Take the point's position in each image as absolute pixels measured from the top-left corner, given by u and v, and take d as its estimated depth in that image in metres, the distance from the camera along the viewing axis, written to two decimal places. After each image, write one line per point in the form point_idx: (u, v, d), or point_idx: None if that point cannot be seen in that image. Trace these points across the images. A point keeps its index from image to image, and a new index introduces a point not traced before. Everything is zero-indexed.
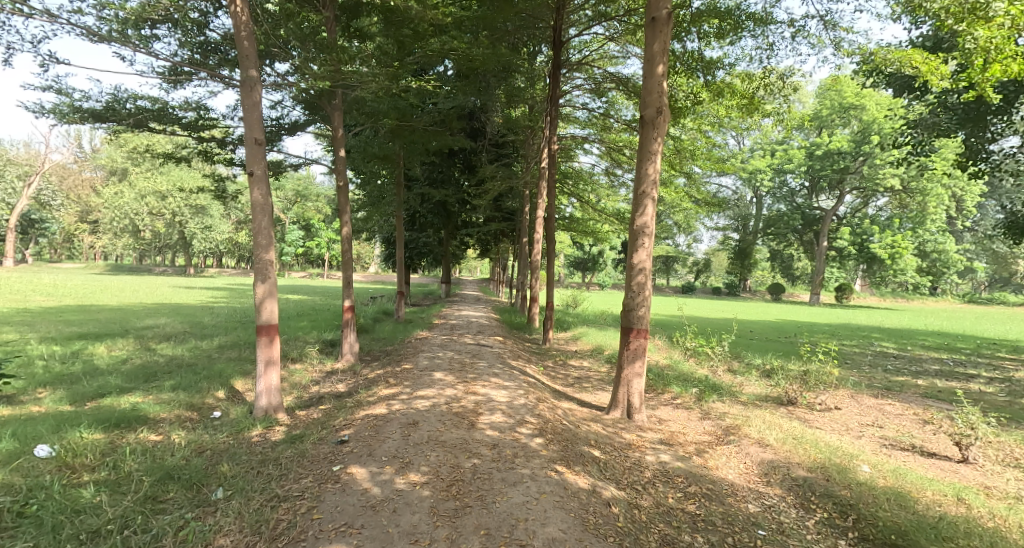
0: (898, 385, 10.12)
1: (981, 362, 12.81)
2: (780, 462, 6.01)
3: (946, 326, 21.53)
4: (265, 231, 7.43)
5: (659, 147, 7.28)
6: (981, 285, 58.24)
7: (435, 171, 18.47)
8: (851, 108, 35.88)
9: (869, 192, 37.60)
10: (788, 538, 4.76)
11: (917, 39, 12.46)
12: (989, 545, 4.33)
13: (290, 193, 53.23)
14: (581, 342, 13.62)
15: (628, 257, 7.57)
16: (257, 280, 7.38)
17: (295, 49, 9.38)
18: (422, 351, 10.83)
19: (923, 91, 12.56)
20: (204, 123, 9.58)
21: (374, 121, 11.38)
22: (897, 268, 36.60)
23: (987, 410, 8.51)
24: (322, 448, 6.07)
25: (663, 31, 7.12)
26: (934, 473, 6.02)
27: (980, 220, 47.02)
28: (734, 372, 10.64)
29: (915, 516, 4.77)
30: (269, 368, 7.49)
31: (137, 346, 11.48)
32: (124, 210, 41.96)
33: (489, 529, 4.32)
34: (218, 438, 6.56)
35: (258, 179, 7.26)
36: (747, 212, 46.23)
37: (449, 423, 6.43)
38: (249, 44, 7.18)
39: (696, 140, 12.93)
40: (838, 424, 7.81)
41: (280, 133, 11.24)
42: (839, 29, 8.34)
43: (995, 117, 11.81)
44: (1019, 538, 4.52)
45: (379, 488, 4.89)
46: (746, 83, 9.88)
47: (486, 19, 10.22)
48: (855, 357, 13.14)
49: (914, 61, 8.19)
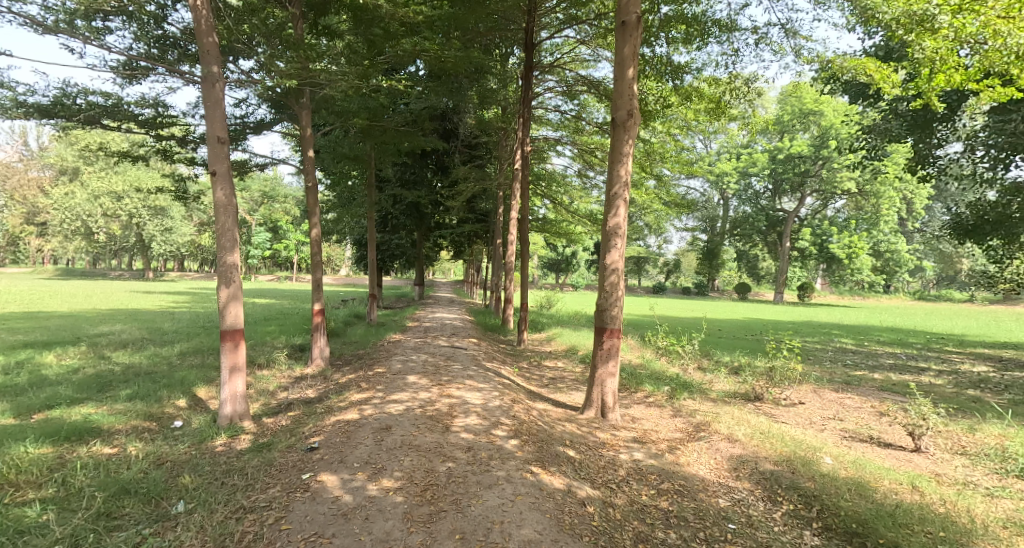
0: (856, 379, 10.63)
1: (930, 355, 13.62)
2: (749, 456, 6.21)
3: (899, 322, 22.73)
4: (229, 231, 7.16)
5: (631, 150, 7.41)
6: (929, 283, 61.46)
7: (407, 172, 18.24)
8: (810, 114, 37.45)
9: (828, 194, 39.13)
10: (757, 530, 4.89)
11: (870, 49, 13.13)
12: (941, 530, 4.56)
13: (256, 194, 54.21)
14: (555, 342, 13.68)
15: (601, 257, 7.65)
16: (221, 284, 7.11)
17: (260, 46, 9.09)
18: (396, 353, 10.71)
19: (876, 98, 13.28)
20: (161, 121, 9.22)
21: (343, 121, 11.14)
22: (854, 267, 38.40)
23: (936, 401, 9.06)
24: (291, 456, 5.91)
25: (633, 35, 7.22)
26: (891, 462, 6.33)
27: (928, 222, 49.91)
28: (704, 370, 10.91)
29: (874, 504, 4.97)
30: (234, 375, 7.24)
31: (90, 354, 10.92)
32: (75, 212, 39.96)
33: (465, 533, 4.29)
34: (179, 449, 6.31)
35: (221, 178, 7.05)
36: (714, 213, 47.90)
37: (424, 427, 6.36)
38: (210, 39, 6.93)
39: (666, 143, 13.15)
40: (802, 418, 8.12)
41: (245, 132, 10.91)
42: (799, 37, 8.70)
43: (940, 124, 12.60)
44: (968, 522, 4.79)
45: (350, 496, 4.78)
46: (713, 87, 10.16)
47: (458, 19, 10.08)
48: (818, 353, 13.72)
49: (868, 69, 8.56)
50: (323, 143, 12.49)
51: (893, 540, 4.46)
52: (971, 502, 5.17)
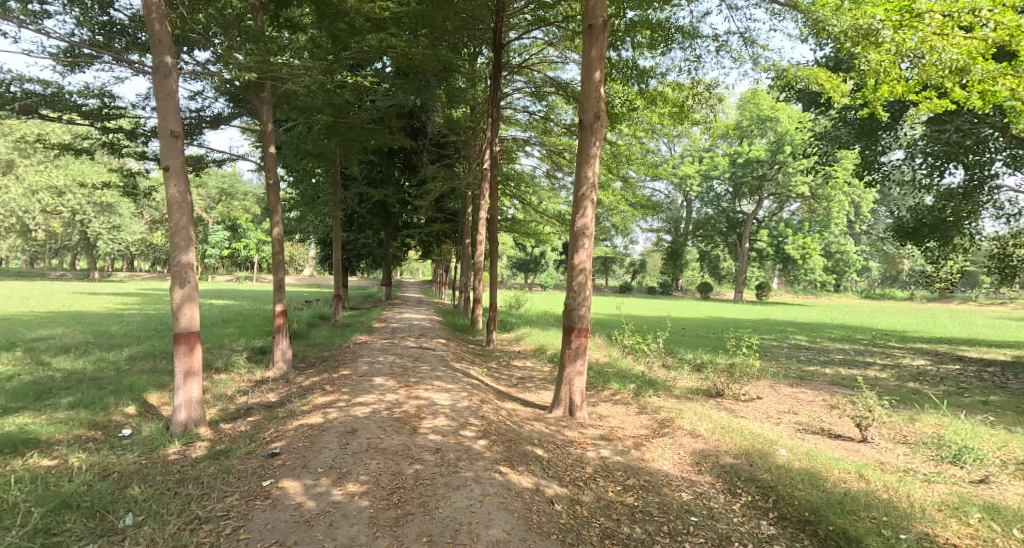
0: (809, 374, 11.15)
1: (876, 351, 14.44)
2: (710, 451, 6.41)
3: (848, 319, 23.95)
4: (184, 229, 6.83)
5: (598, 151, 7.51)
6: (874, 282, 65.02)
7: (374, 170, 17.92)
8: (767, 120, 39.03)
9: (784, 197, 40.83)
10: (718, 522, 5.06)
11: (821, 59, 13.79)
12: (885, 515, 4.82)
13: (213, 191, 52.04)
14: (524, 342, 13.72)
15: (569, 257, 7.73)
16: (174, 284, 6.77)
17: (216, 37, 8.73)
18: (362, 355, 10.49)
19: (827, 107, 13.97)
20: (107, 112, 8.72)
21: (307, 116, 10.82)
22: (807, 267, 40.25)
23: (881, 393, 9.62)
24: (250, 462, 5.70)
25: (599, 38, 7.32)
26: (840, 452, 6.66)
27: (873, 225, 52.75)
28: (668, 367, 11.19)
29: (824, 493, 5.21)
30: (189, 379, 6.90)
31: (28, 360, 10.23)
32: (10, 208, 37.32)
33: (432, 535, 4.24)
34: (128, 459, 5.99)
35: (175, 174, 6.72)
36: (678, 215, 49.29)
37: (391, 429, 6.26)
38: (160, 26, 6.57)
39: (632, 145, 13.42)
40: (759, 412, 8.44)
41: (201, 126, 10.46)
42: (756, 46, 9.06)
43: (884, 133, 13.36)
44: (907, 506, 5.09)
45: (313, 502, 4.65)
46: (677, 92, 10.42)
47: (425, 16, 9.94)
48: (774, 349, 14.32)
49: (820, 79, 8.98)
50: (285, 139, 12.10)
51: (841, 527, 4.67)
52: (911, 487, 5.49)
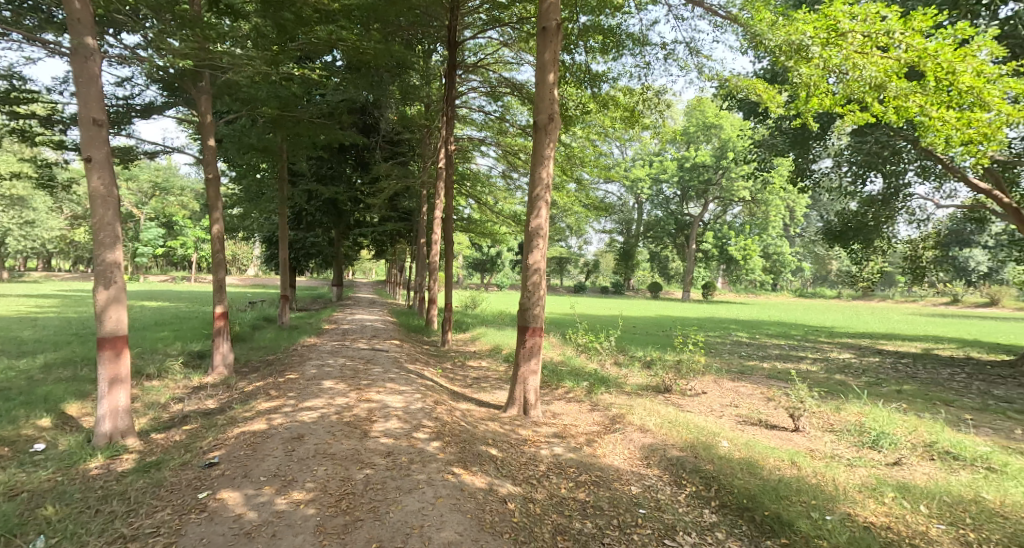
0: (749, 368, 11.76)
1: (808, 345, 15.42)
2: (658, 445, 6.61)
3: (783, 317, 25.47)
4: (109, 225, 6.31)
5: (552, 153, 7.58)
6: (805, 282, 69.40)
7: (323, 167, 17.34)
8: (711, 128, 40.87)
9: (728, 200, 42.78)
10: (665, 513, 5.22)
11: (759, 71, 14.52)
12: (815, 498, 5.14)
13: (144, 185, 48.60)
14: (478, 342, 13.65)
15: (524, 257, 7.74)
16: (99, 285, 6.23)
17: (146, 19, 8.13)
18: (310, 358, 10.08)
19: (764, 116, 14.79)
20: (17, 96, 7.93)
21: (250, 109, 10.30)
22: (748, 267, 42.37)
23: (812, 385, 10.28)
24: (185, 474, 5.35)
25: (553, 41, 7.39)
26: (776, 442, 7.06)
27: (803, 228, 56.27)
28: (619, 365, 11.45)
29: (761, 480, 5.49)
30: (115, 387, 6.38)
31: None
32: None
33: (382, 541, 4.12)
34: (41, 476, 5.46)
35: (98, 165, 6.20)
36: (631, 216, 50.89)
37: (340, 433, 6.05)
38: (80, 5, 6.05)
39: (584, 147, 13.62)
40: (704, 406, 8.81)
41: (130, 115, 9.72)
42: (701, 55, 9.46)
43: (815, 142, 14.29)
44: (832, 489, 5.44)
45: (254, 512, 4.42)
46: (627, 97, 10.63)
47: (378, 10, 9.64)
48: (718, 346, 14.99)
49: (758, 89, 9.48)
50: (227, 132, 11.47)
51: (775, 512, 4.93)
52: (837, 472, 5.87)
